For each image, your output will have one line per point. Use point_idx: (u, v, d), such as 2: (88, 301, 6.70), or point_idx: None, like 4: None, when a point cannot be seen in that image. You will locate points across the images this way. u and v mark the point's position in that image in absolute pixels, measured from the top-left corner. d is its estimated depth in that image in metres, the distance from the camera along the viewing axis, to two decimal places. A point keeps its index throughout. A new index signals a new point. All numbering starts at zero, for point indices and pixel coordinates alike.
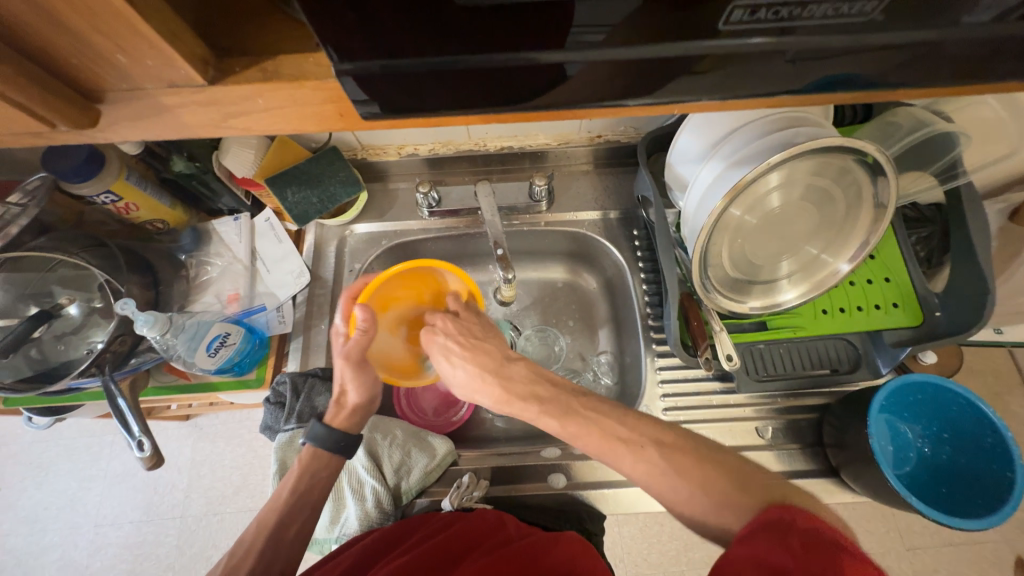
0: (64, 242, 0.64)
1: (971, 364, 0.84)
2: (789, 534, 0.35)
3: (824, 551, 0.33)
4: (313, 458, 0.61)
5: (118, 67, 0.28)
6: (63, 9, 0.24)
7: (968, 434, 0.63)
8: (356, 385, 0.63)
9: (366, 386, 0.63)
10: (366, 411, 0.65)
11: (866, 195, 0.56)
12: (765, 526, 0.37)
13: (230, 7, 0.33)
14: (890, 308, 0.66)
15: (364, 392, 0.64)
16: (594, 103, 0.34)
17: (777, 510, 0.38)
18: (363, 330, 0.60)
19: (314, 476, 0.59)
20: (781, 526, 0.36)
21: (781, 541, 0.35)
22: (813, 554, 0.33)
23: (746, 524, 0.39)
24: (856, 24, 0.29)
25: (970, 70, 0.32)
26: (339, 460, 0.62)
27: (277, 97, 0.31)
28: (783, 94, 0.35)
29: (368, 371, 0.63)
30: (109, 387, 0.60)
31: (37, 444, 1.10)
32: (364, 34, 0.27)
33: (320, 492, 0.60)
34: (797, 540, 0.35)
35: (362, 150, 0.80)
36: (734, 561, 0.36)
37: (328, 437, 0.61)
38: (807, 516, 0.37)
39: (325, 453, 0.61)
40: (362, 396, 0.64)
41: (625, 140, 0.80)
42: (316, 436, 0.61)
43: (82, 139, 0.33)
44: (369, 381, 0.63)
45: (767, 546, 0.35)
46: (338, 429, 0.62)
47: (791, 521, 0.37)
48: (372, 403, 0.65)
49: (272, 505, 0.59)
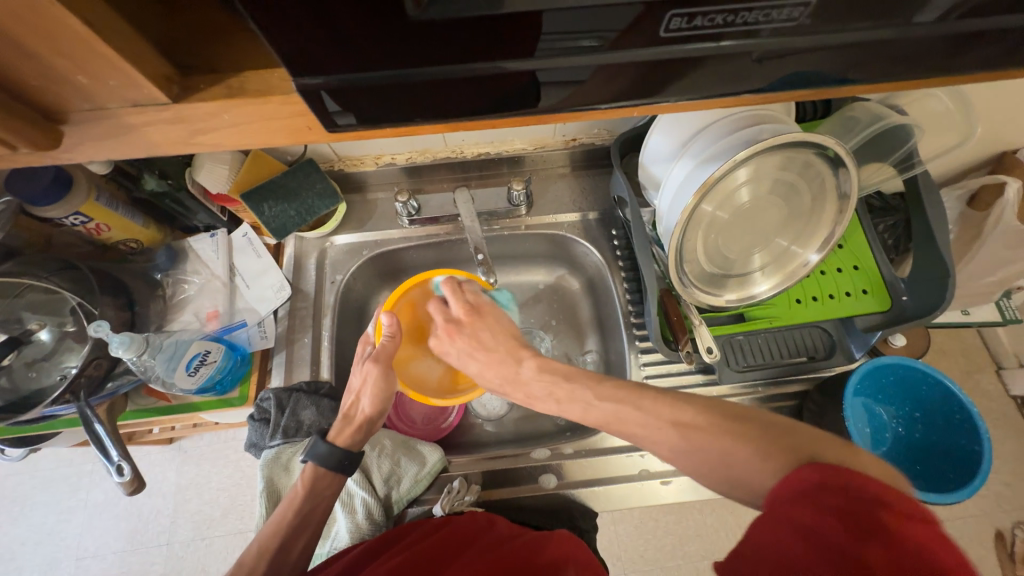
0: (32, 266, 0.62)
1: (940, 345, 0.88)
2: (825, 500, 0.32)
3: (867, 510, 0.31)
4: (315, 477, 0.60)
5: (81, 88, 0.28)
6: (19, 32, 0.24)
7: (937, 411, 0.65)
8: (372, 395, 0.61)
9: (382, 398, 0.61)
10: (371, 428, 0.63)
11: (830, 186, 0.58)
12: (800, 492, 0.33)
13: (193, 24, 0.33)
14: (860, 294, 0.68)
15: (377, 403, 0.61)
16: (563, 109, 0.35)
17: (807, 469, 0.34)
18: (390, 335, 0.61)
19: (310, 492, 0.59)
20: (818, 486, 0.33)
21: (812, 512, 0.32)
22: (858, 516, 0.30)
23: (776, 484, 0.35)
24: (794, 27, 0.30)
25: (910, 65, 0.34)
26: (338, 475, 0.61)
27: (245, 113, 0.31)
28: (747, 93, 0.36)
29: (389, 380, 0.61)
30: (85, 412, 0.58)
31: (11, 478, 1.05)
32: (327, 49, 0.27)
33: (319, 517, 0.59)
34: (838, 501, 0.32)
35: (339, 162, 0.80)
36: (767, 537, 0.33)
37: (330, 457, 0.60)
38: (843, 471, 0.33)
39: (326, 473, 0.60)
40: (373, 409, 0.61)
41: (600, 142, 0.82)
42: (318, 454, 0.60)
43: (45, 160, 0.33)
44: (386, 393, 0.61)
45: (804, 520, 0.32)
46: (341, 447, 0.60)
47: (825, 480, 0.33)
48: (379, 420, 0.63)
49: (271, 530, 0.57)
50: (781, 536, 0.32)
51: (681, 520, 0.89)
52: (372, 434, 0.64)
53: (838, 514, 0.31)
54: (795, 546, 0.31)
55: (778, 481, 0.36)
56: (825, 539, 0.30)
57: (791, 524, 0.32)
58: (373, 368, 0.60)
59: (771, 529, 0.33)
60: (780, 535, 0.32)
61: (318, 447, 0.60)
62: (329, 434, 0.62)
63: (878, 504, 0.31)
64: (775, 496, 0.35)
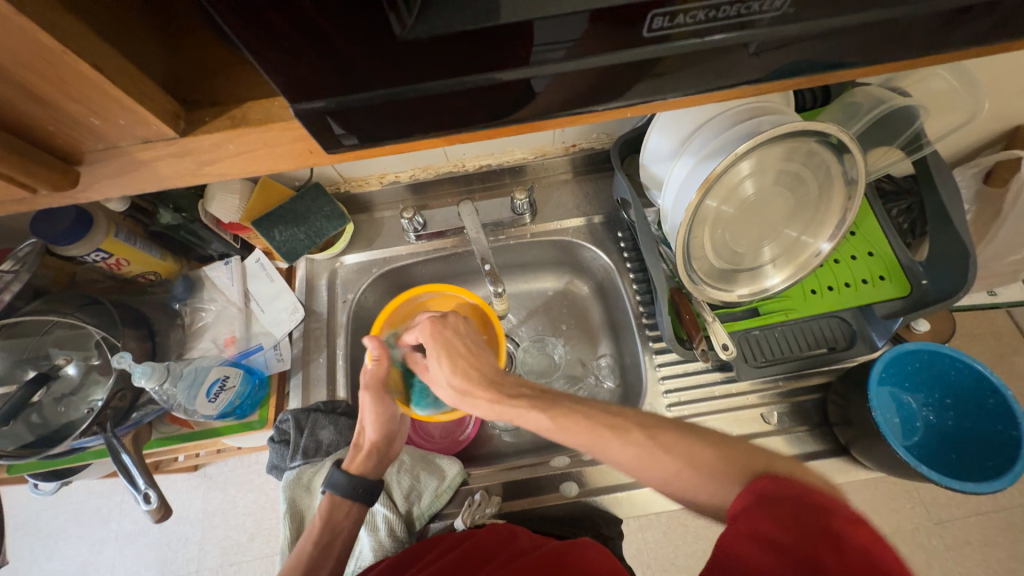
0: (57, 304, 0.64)
1: (968, 328, 0.85)
2: (783, 506, 0.35)
3: (820, 519, 0.34)
4: (331, 508, 0.61)
5: (93, 129, 0.29)
6: (33, 80, 0.25)
7: (970, 397, 0.63)
8: (374, 421, 0.63)
9: (386, 423, 0.63)
10: (383, 453, 0.64)
11: (836, 174, 0.58)
12: (755, 504, 0.37)
13: (195, 61, 0.34)
14: (877, 281, 0.67)
15: (381, 428, 0.63)
16: (557, 114, 0.35)
17: (766, 480, 0.38)
18: (377, 359, 0.63)
19: (327, 527, 0.60)
20: (772, 495, 0.37)
21: (772, 517, 0.35)
22: (811, 522, 0.34)
23: (737, 500, 0.39)
24: (775, 17, 0.30)
25: (902, 46, 0.34)
26: (354, 505, 0.61)
27: (248, 141, 0.32)
28: (742, 85, 0.36)
29: (385, 402, 0.63)
30: (112, 443, 0.60)
31: (45, 511, 1.08)
32: (322, 74, 0.28)
33: (343, 546, 0.60)
34: (791, 509, 0.35)
35: (344, 183, 0.81)
36: (737, 542, 0.35)
37: (347, 486, 0.61)
38: (796, 484, 0.37)
39: (343, 500, 0.61)
40: (378, 434, 0.63)
41: (600, 146, 0.82)
42: (335, 483, 0.61)
43: (64, 200, 0.34)
44: (388, 416, 0.63)
45: (765, 523, 0.35)
46: (355, 474, 0.61)
47: (777, 490, 0.37)
48: (390, 444, 0.64)
49: (293, 562, 0.59)
50: (743, 545, 0.35)
51: (710, 524, 0.86)
52: (388, 462, 0.65)
53: (792, 521, 0.34)
54: (759, 553, 0.33)
55: (737, 497, 0.39)
56: (783, 543, 0.33)
57: (751, 532, 0.35)
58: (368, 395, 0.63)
59: (736, 538, 0.36)
60: (741, 543, 0.35)
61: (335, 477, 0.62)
62: (345, 464, 0.63)
63: (826, 510, 0.34)
64: (736, 509, 0.38)
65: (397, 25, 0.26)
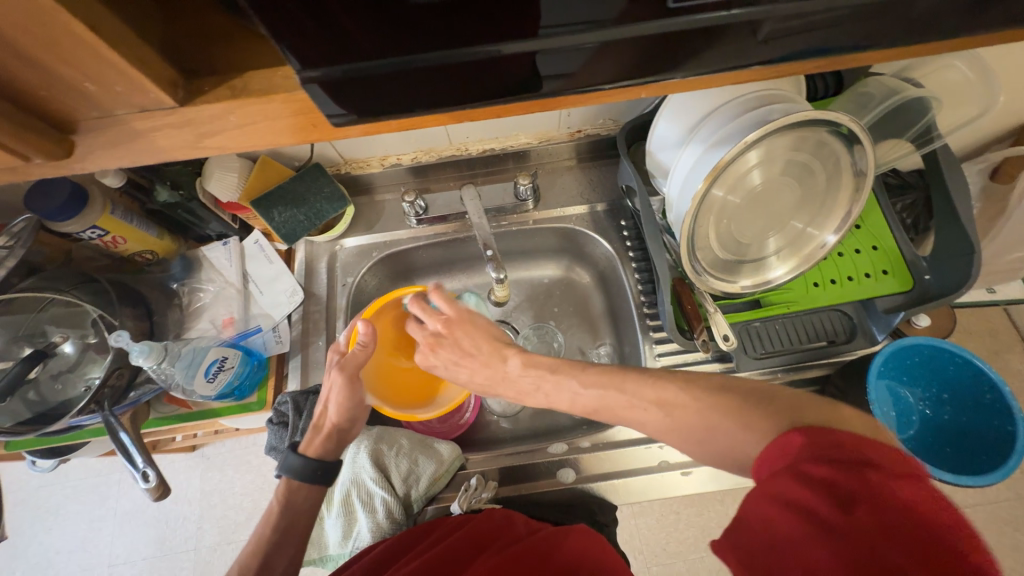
0: (54, 280, 0.64)
1: (966, 324, 0.85)
2: (816, 462, 0.30)
3: (861, 478, 0.29)
4: (290, 491, 0.59)
5: (88, 96, 0.28)
6: (24, 40, 0.24)
7: (968, 393, 0.63)
8: (340, 404, 0.61)
9: (351, 407, 0.62)
10: (342, 438, 0.62)
11: (845, 164, 0.57)
12: (794, 446, 0.33)
13: (195, 28, 0.33)
14: (880, 275, 0.66)
15: (344, 412, 0.61)
16: (564, 94, 0.34)
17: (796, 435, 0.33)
18: (364, 344, 0.61)
19: (285, 510, 0.58)
20: (802, 455, 0.32)
21: (803, 475, 0.30)
22: (844, 485, 0.29)
23: (760, 463, 0.34)
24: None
25: (929, 28, 0.32)
26: (315, 487, 0.60)
27: (249, 114, 0.31)
28: (751, 69, 0.35)
29: (358, 389, 0.61)
30: (110, 422, 0.60)
31: (44, 488, 1.08)
32: (325, 41, 0.27)
33: (301, 526, 0.59)
34: (823, 465, 0.30)
35: (345, 165, 0.80)
36: (759, 502, 0.31)
37: (303, 468, 0.59)
38: (838, 436, 0.32)
39: (300, 484, 0.59)
40: (341, 417, 0.61)
41: (605, 133, 0.81)
42: (291, 467, 0.60)
43: (60, 171, 0.33)
44: (355, 402, 0.61)
45: (799, 485, 0.30)
46: (312, 458, 0.60)
47: (808, 447, 0.32)
48: (351, 427, 0.63)
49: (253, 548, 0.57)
50: (768, 505, 0.30)
51: (703, 513, 0.88)
52: (347, 443, 0.64)
53: (827, 482, 0.29)
54: (786, 519, 0.29)
55: (762, 458, 0.35)
56: (815, 509, 0.28)
57: (783, 493, 0.30)
58: (342, 375, 0.60)
59: (768, 502, 0.31)
60: (766, 506, 0.31)
61: (291, 459, 0.60)
62: (301, 445, 0.62)
63: (861, 465, 0.29)
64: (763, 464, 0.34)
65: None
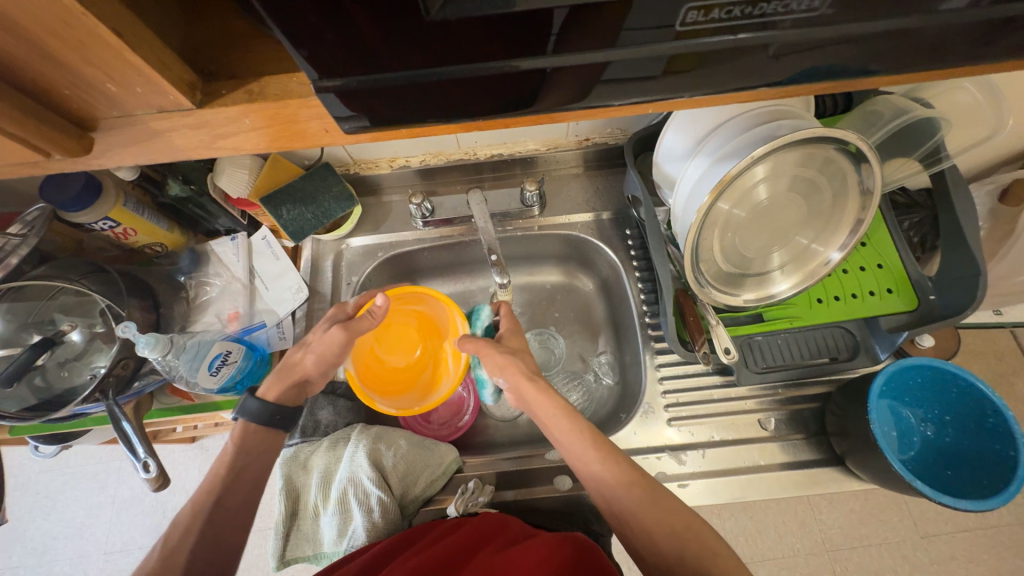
0: (63, 269, 0.64)
1: (971, 345, 0.84)
2: None
3: None
4: (246, 432, 0.57)
5: (109, 96, 0.29)
6: (51, 41, 0.25)
7: (970, 416, 0.63)
8: (319, 355, 0.60)
9: (328, 363, 0.61)
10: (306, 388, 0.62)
11: (852, 183, 0.57)
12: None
13: (214, 32, 0.34)
14: (884, 293, 0.66)
15: (319, 364, 0.61)
16: (572, 107, 0.34)
17: None
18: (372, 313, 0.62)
19: (243, 451, 0.56)
20: None
21: None
22: None
23: None
24: (813, 20, 0.29)
25: (940, 56, 0.32)
26: (274, 433, 0.59)
27: (265, 117, 0.32)
28: (765, 87, 0.35)
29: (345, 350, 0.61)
30: (114, 411, 0.60)
31: (45, 473, 1.10)
32: (343, 51, 0.27)
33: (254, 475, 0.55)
34: None
35: (354, 165, 0.81)
36: None
37: (262, 413, 0.58)
38: None
39: (257, 428, 0.57)
40: (314, 367, 0.61)
41: (613, 142, 0.81)
42: (248, 411, 0.58)
43: (79, 166, 0.34)
44: (335, 359, 0.61)
45: None
46: (271, 401, 0.58)
47: None
48: (316, 379, 0.62)
49: (206, 487, 0.53)
50: None
51: None
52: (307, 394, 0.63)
53: None
54: None
55: None
56: None
57: None
58: (343, 333, 0.60)
59: None
60: None
61: (248, 403, 0.58)
62: (260, 391, 0.60)
63: None
64: None
65: (424, 5, 0.25)
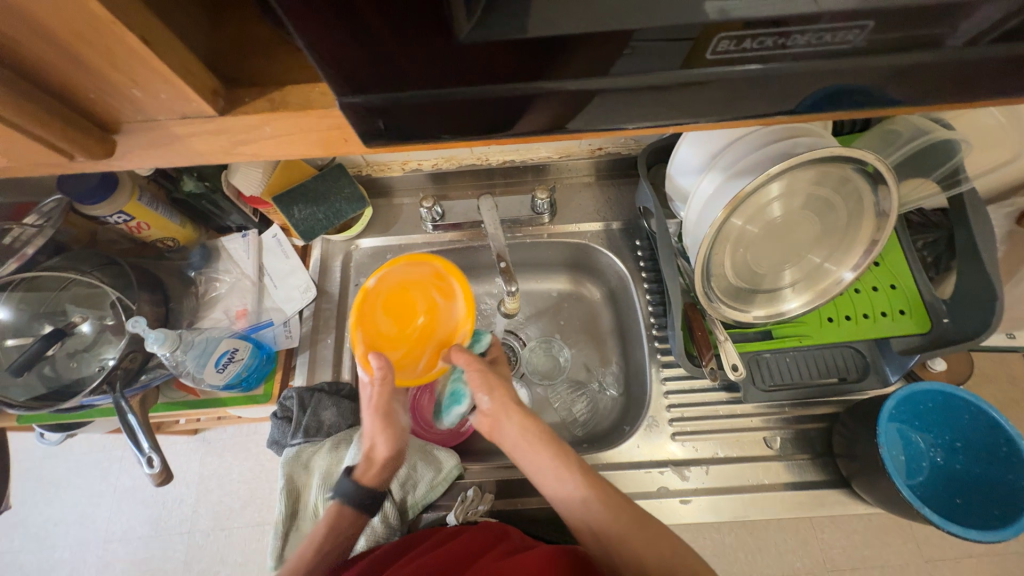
0: (75, 261, 0.65)
1: (983, 370, 0.83)
2: None
3: None
4: (337, 517, 0.57)
5: (133, 100, 0.29)
6: (79, 47, 0.25)
7: (982, 444, 0.61)
8: (386, 439, 0.56)
9: (397, 438, 0.57)
10: (394, 465, 0.59)
11: (868, 204, 0.56)
12: None
13: (238, 38, 0.34)
14: (897, 315, 0.65)
15: (393, 447, 0.57)
16: (589, 129, 0.34)
17: None
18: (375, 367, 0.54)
19: (331, 537, 0.56)
20: None
21: None
22: None
23: None
24: (840, 51, 0.29)
25: (966, 89, 0.32)
26: (363, 516, 0.58)
27: (285, 125, 0.32)
28: (777, 116, 0.34)
29: (395, 419, 0.57)
30: (120, 403, 0.61)
31: (49, 459, 1.11)
32: (368, 67, 0.27)
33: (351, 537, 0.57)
34: None
35: (366, 167, 0.81)
36: None
37: (355, 495, 0.57)
38: None
39: (351, 510, 0.57)
40: (390, 450, 0.57)
41: (626, 152, 0.81)
42: (344, 492, 0.57)
43: (99, 167, 0.34)
44: (396, 434, 0.57)
45: None
46: (366, 487, 0.57)
47: None
48: (400, 455, 0.59)
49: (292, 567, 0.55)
50: None
51: (699, 541, 0.86)
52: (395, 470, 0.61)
53: None
54: None
55: None
56: None
57: None
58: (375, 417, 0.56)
59: None
60: None
61: (343, 484, 0.58)
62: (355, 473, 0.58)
63: None
64: None
65: (453, 25, 0.25)
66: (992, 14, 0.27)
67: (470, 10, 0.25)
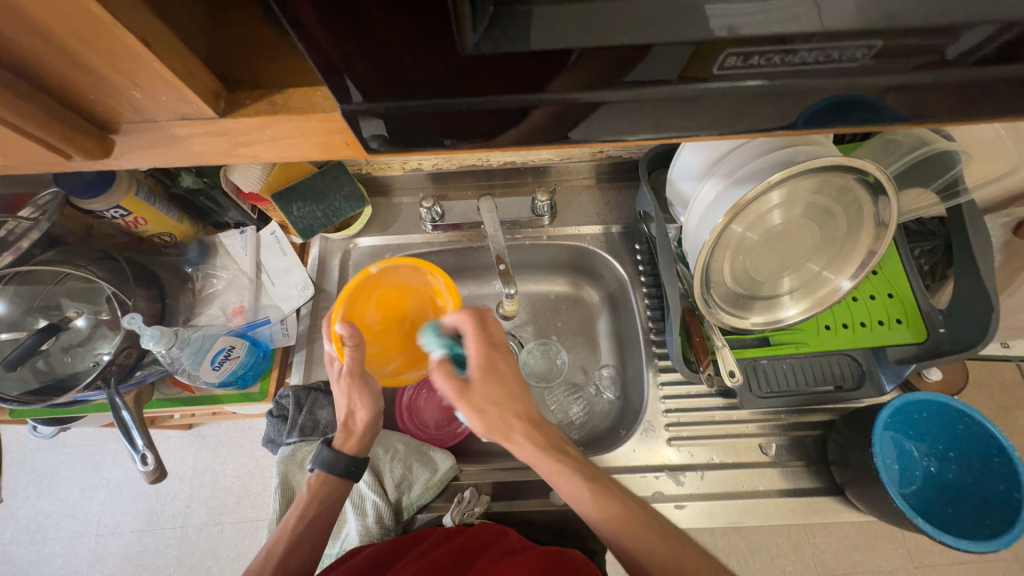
0: (73, 255, 0.65)
1: (977, 378, 0.83)
2: None
3: None
4: (321, 484, 0.59)
5: (132, 101, 0.29)
6: (79, 47, 0.25)
7: (974, 454, 0.62)
8: (362, 401, 0.60)
9: (374, 401, 0.61)
10: (373, 430, 0.62)
11: (868, 213, 0.56)
12: None
13: (240, 39, 0.34)
14: (894, 324, 0.66)
15: (371, 408, 0.60)
16: (591, 138, 0.34)
17: None
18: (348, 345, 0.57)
19: (313, 501, 0.58)
20: None
21: None
22: None
23: None
24: (848, 69, 0.29)
25: (968, 108, 0.32)
26: (345, 481, 0.60)
27: (286, 128, 0.32)
28: (780, 129, 0.34)
29: (372, 385, 0.60)
30: (114, 400, 0.60)
31: (42, 452, 1.10)
32: (371, 74, 0.27)
33: (326, 517, 0.58)
34: None
35: (366, 165, 0.81)
36: None
37: (334, 461, 0.59)
38: None
39: (333, 477, 0.59)
40: (368, 414, 0.60)
41: (627, 156, 0.81)
42: (324, 461, 0.59)
43: (97, 166, 0.34)
44: (372, 395, 0.60)
45: None
46: (346, 454, 0.59)
47: None
48: (378, 420, 0.62)
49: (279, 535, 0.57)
50: None
51: None
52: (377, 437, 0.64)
53: None
54: None
55: None
56: None
57: None
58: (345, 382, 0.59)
59: None
60: None
61: (322, 453, 0.60)
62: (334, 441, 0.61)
63: None
64: None
65: (459, 37, 0.25)
66: (997, 36, 0.27)
67: (477, 21, 0.25)
